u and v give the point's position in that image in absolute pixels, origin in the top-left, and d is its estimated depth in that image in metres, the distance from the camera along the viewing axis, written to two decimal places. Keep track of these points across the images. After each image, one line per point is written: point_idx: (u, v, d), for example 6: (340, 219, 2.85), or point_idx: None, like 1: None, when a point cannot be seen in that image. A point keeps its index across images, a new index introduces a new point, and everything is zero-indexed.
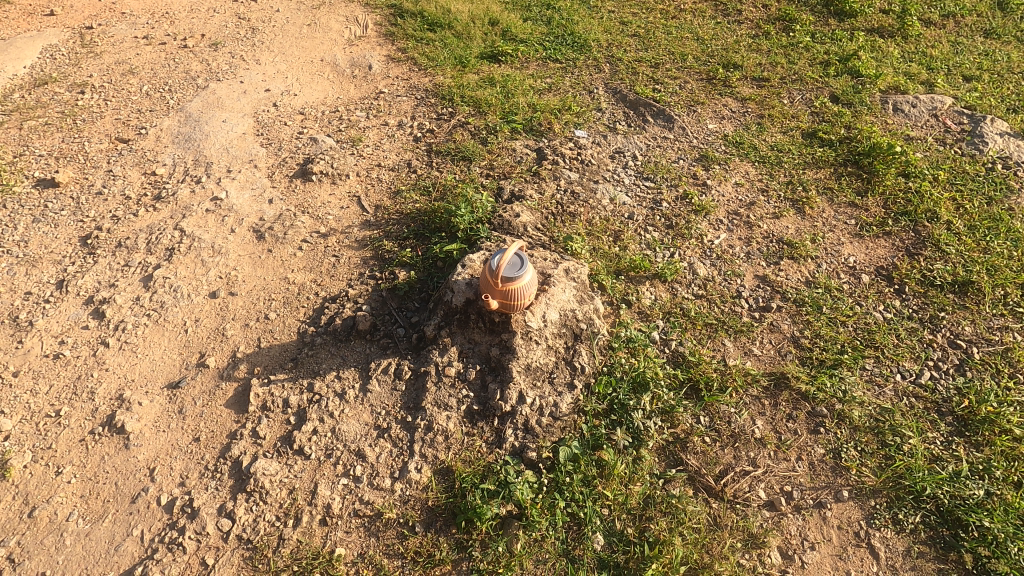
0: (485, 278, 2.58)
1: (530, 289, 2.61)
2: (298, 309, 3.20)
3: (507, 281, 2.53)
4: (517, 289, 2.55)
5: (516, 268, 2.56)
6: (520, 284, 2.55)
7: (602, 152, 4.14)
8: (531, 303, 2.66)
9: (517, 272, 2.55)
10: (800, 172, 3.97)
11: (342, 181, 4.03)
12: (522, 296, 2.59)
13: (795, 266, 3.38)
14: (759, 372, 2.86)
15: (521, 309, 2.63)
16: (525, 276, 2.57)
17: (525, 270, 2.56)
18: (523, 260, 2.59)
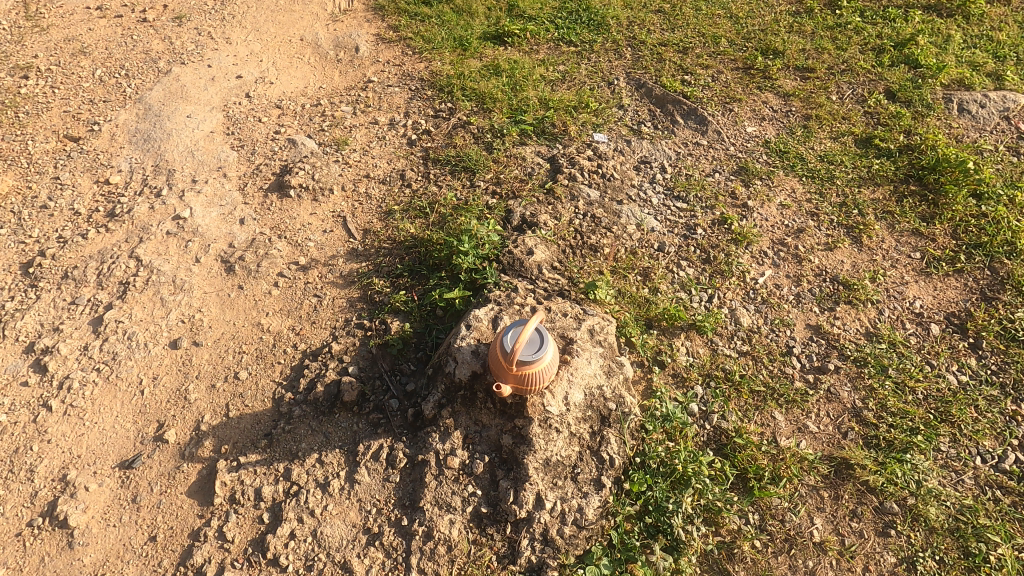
0: (496, 358, 2.12)
1: (552, 368, 2.16)
2: (273, 367, 2.72)
3: (522, 365, 2.06)
4: (537, 370, 2.09)
5: (536, 344, 2.11)
6: (541, 364, 2.09)
7: (625, 163, 3.58)
8: (551, 383, 2.20)
9: (537, 349, 2.10)
10: (855, 190, 3.43)
11: (324, 196, 3.47)
12: (543, 378, 2.13)
13: (853, 314, 2.90)
14: (817, 457, 2.43)
15: (539, 392, 2.17)
16: (547, 353, 2.12)
17: (546, 346, 2.11)
18: (543, 333, 2.14)
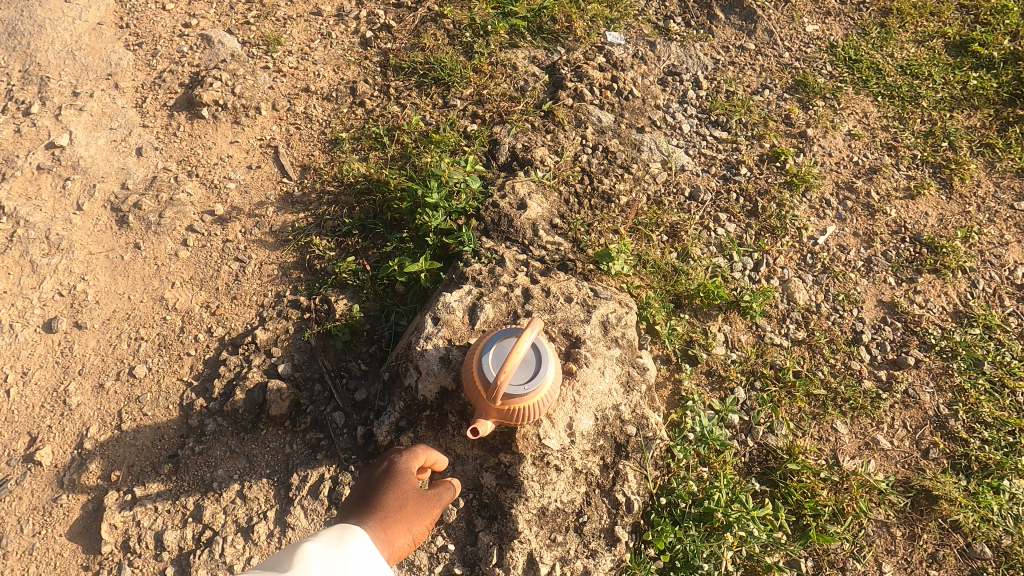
0: (473, 382, 1.50)
1: (553, 394, 1.56)
2: (181, 360, 2.05)
3: (508, 400, 1.47)
4: (531, 403, 1.50)
5: (530, 363, 1.51)
6: (535, 393, 1.49)
7: (648, 74, 2.72)
8: (550, 409, 1.61)
9: (530, 373, 1.50)
10: (944, 115, 2.63)
11: (249, 116, 2.60)
12: (540, 410, 1.53)
13: (938, 286, 2.24)
14: (890, 484, 1.88)
15: (533, 423, 1.58)
16: (546, 376, 1.52)
17: (544, 367, 1.50)
18: (540, 348, 1.53)
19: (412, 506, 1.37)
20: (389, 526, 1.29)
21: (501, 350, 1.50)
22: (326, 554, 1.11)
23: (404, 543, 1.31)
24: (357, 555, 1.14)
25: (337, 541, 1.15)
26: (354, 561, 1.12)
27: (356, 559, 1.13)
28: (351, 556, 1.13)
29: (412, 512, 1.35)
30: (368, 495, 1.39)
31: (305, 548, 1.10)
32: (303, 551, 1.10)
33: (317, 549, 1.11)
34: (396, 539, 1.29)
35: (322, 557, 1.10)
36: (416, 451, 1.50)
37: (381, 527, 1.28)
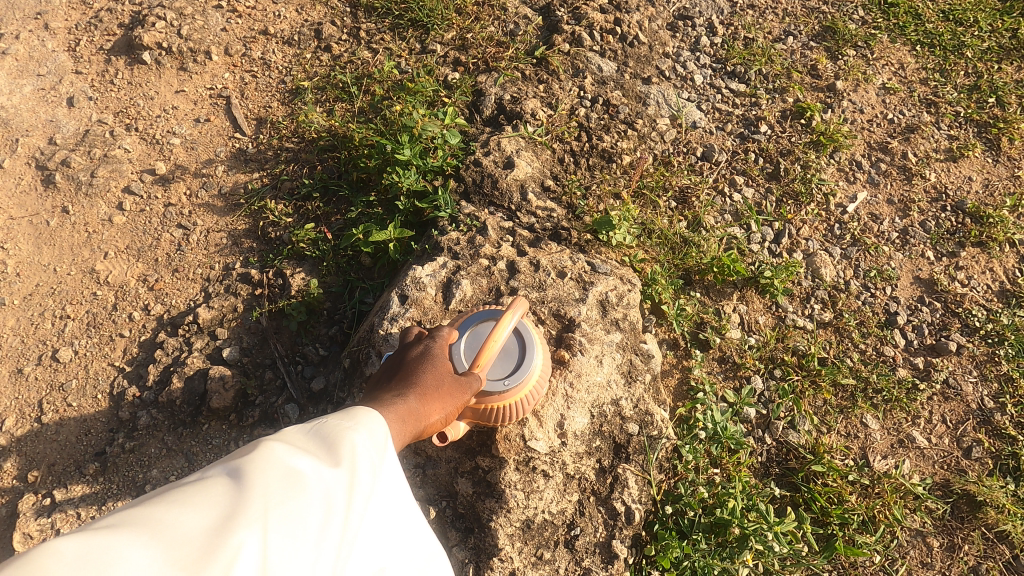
0: None
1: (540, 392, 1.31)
2: (112, 343, 1.77)
3: (485, 399, 1.21)
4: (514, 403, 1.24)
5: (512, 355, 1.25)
6: (518, 391, 1.24)
7: (656, 16, 2.37)
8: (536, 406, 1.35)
9: (513, 367, 1.24)
10: (991, 67, 2.32)
11: (198, 62, 2.26)
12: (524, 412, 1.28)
13: (983, 261, 1.97)
14: (927, 488, 1.64)
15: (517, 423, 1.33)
16: (531, 369, 1.26)
17: (529, 359, 1.25)
18: (524, 335, 1.27)
19: (448, 384, 1.12)
20: (426, 402, 1.06)
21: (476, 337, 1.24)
22: (371, 453, 0.90)
23: (440, 418, 1.09)
24: (393, 466, 0.95)
25: (377, 439, 0.93)
26: (387, 473, 0.93)
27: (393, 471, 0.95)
28: (391, 469, 0.94)
29: (449, 391, 1.11)
30: (396, 369, 1.15)
31: (354, 440, 0.89)
32: (348, 442, 0.88)
33: (362, 443, 0.90)
34: (429, 422, 1.06)
35: (365, 459, 0.89)
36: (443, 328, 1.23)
37: (415, 405, 1.04)
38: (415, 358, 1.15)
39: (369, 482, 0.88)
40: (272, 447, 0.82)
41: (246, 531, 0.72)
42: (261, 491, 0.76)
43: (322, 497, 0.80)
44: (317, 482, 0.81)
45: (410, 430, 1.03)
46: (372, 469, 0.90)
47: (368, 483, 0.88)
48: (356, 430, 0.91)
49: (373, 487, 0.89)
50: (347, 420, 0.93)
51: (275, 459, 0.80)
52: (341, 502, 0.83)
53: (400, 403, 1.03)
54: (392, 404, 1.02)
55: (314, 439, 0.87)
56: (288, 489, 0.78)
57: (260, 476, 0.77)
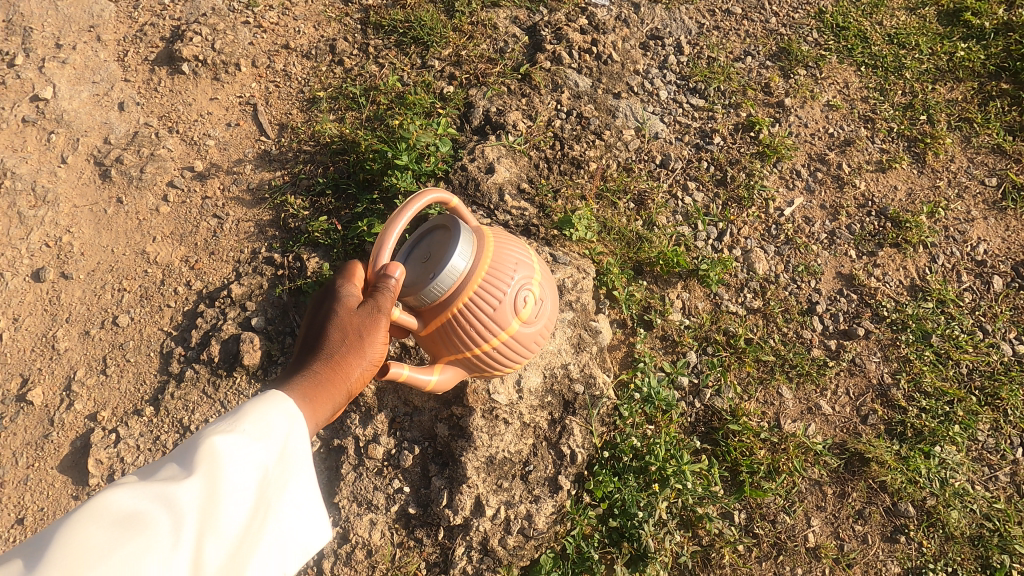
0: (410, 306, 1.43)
1: (511, 285, 1.45)
2: (162, 312, 2.16)
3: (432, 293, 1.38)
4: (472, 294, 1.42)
5: (443, 247, 1.40)
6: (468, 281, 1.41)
7: (629, 38, 2.68)
8: (519, 279, 1.47)
9: (441, 259, 1.38)
10: (926, 87, 2.60)
11: (229, 73, 2.62)
12: (499, 313, 1.45)
13: (898, 260, 2.28)
14: (826, 446, 1.99)
15: (510, 308, 1.46)
16: (470, 258, 1.41)
17: (456, 245, 1.37)
18: (443, 230, 1.43)
19: (355, 330, 1.27)
20: (334, 370, 1.23)
21: (410, 249, 1.44)
22: (247, 447, 1.00)
23: (364, 367, 1.27)
24: (288, 441, 1.07)
25: (260, 429, 1.04)
26: (271, 460, 1.03)
27: (289, 445, 1.07)
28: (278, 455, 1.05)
29: (354, 328, 1.26)
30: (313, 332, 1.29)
31: (216, 447, 0.97)
32: (205, 456, 0.96)
33: (223, 449, 0.98)
34: (348, 368, 1.25)
35: (228, 462, 0.97)
36: (347, 270, 1.35)
37: (325, 369, 1.22)
38: (319, 312, 1.30)
39: (251, 475, 0.99)
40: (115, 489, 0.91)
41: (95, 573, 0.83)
42: (88, 540, 0.84)
43: (176, 515, 0.90)
44: (173, 500, 0.91)
45: (332, 391, 1.21)
46: (258, 460, 1.01)
47: (254, 474, 1.00)
48: (222, 435, 0.99)
49: (267, 471, 1.02)
50: (216, 428, 1.01)
51: (110, 507, 0.88)
52: (216, 506, 0.94)
53: (313, 368, 1.22)
54: (302, 379, 1.20)
55: (176, 460, 0.97)
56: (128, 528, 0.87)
57: (99, 522, 0.86)
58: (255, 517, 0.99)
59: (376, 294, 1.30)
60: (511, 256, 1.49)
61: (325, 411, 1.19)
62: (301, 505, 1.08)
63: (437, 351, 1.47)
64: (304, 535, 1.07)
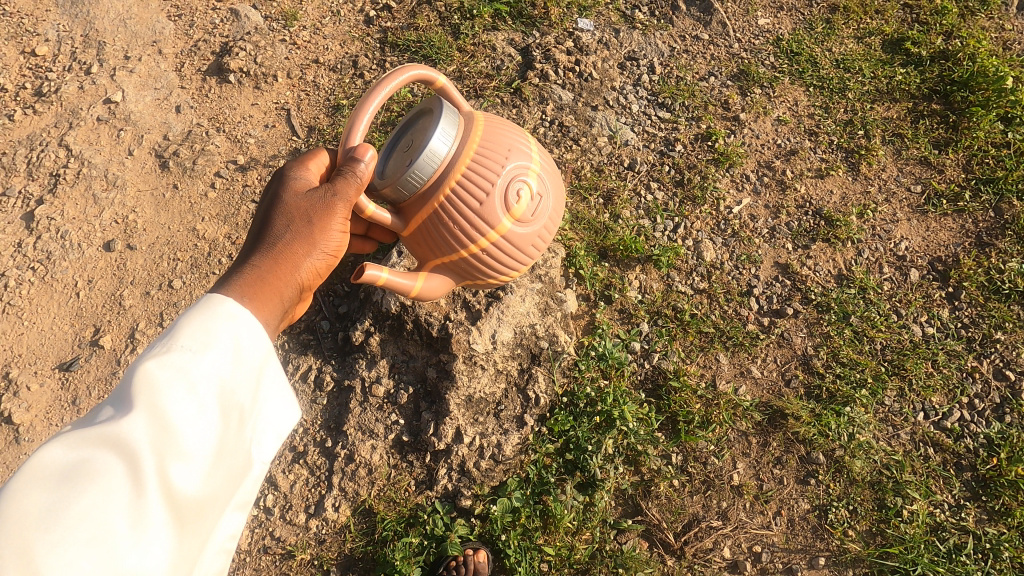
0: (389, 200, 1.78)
1: (497, 184, 1.78)
2: (208, 277, 2.63)
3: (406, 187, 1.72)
4: (465, 164, 1.76)
5: (418, 140, 1.73)
6: (457, 153, 1.76)
7: (609, 58, 3.11)
8: (505, 179, 1.79)
9: (411, 160, 1.71)
10: (866, 105, 2.99)
11: (268, 83, 3.10)
12: (485, 209, 1.79)
13: (828, 253, 2.67)
14: (753, 403, 2.38)
15: (498, 202, 1.80)
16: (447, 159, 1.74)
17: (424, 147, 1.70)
18: (415, 137, 1.75)
19: (305, 215, 1.51)
20: (276, 262, 1.42)
21: (389, 153, 1.78)
22: (187, 364, 1.09)
23: (309, 258, 1.48)
24: (236, 344, 1.16)
25: (201, 342, 1.12)
26: (223, 372, 1.13)
27: (237, 349, 1.16)
28: (227, 368, 1.14)
29: (306, 215, 1.50)
30: (262, 221, 1.52)
31: (159, 371, 1.06)
32: (145, 386, 1.05)
33: (162, 377, 1.06)
34: (294, 256, 1.45)
35: (171, 386, 1.06)
36: (314, 154, 1.68)
37: (271, 255, 1.43)
38: (269, 207, 1.53)
39: (202, 390, 1.09)
40: (53, 444, 1.02)
41: (57, 527, 0.94)
42: (44, 496, 0.96)
43: (128, 448, 1.01)
44: (124, 435, 1.01)
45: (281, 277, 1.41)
46: (208, 372, 1.11)
47: (206, 385, 1.10)
48: (153, 360, 1.07)
49: (221, 380, 1.12)
50: (153, 355, 1.09)
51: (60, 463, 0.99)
52: (168, 428, 1.05)
53: (265, 248, 1.44)
54: (250, 269, 1.39)
55: (115, 396, 1.06)
56: (84, 478, 0.99)
57: (46, 478, 0.98)
58: (221, 422, 1.12)
59: (330, 188, 1.55)
60: (499, 157, 1.80)
61: (277, 303, 1.36)
62: (269, 393, 1.23)
63: (435, 248, 1.86)
64: (276, 424, 1.24)
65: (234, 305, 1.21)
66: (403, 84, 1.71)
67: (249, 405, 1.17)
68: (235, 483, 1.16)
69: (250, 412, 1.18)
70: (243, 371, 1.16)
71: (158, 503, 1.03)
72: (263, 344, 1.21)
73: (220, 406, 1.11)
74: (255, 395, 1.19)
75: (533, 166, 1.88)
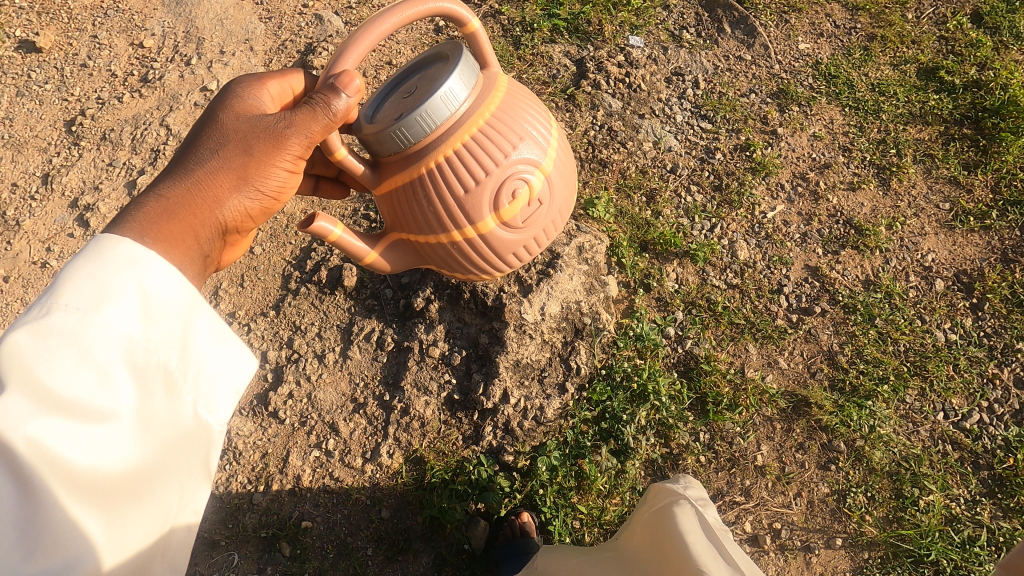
0: (370, 144, 1.82)
1: (486, 175, 1.85)
2: (285, 246, 2.93)
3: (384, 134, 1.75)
4: (471, 131, 1.81)
5: (422, 92, 1.76)
6: (469, 111, 1.80)
7: (656, 73, 3.36)
8: (498, 176, 1.86)
9: (401, 111, 1.75)
10: (899, 127, 3.17)
11: None
12: (470, 196, 1.86)
13: (856, 260, 2.83)
14: (779, 391, 2.54)
15: (483, 196, 1.87)
16: (440, 127, 1.77)
17: (418, 104, 1.72)
18: (421, 92, 1.77)
19: (242, 140, 1.58)
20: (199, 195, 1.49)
21: (393, 100, 1.83)
22: (77, 326, 1.00)
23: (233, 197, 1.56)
24: (142, 295, 1.08)
25: (94, 299, 1.03)
26: (126, 331, 1.05)
27: (144, 301, 1.08)
28: (130, 328, 1.05)
29: (244, 142, 1.58)
30: (193, 140, 1.59)
31: (37, 339, 0.98)
32: (19, 362, 0.96)
33: (34, 348, 0.98)
34: (221, 197, 1.53)
35: (52, 355, 0.98)
36: (285, 73, 1.80)
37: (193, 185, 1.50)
38: (206, 125, 1.61)
39: (102, 351, 1.02)
40: None
41: None
42: None
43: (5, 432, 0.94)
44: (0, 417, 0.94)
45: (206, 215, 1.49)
46: (107, 334, 1.02)
47: (104, 349, 1.02)
48: (28, 328, 0.98)
49: (127, 338, 1.05)
50: (24, 318, 1.00)
51: None
52: (59, 403, 0.98)
53: (188, 170, 1.52)
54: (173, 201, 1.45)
55: None
56: None
57: None
58: (138, 387, 1.06)
59: (281, 118, 1.61)
60: (497, 149, 1.84)
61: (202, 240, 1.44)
62: (201, 343, 1.17)
63: (409, 220, 1.93)
64: (218, 374, 1.18)
65: (131, 249, 1.11)
66: (418, 15, 1.72)
67: (172, 362, 1.11)
68: (178, 442, 1.13)
69: (178, 367, 1.12)
70: (157, 326, 1.09)
71: (67, 482, 0.98)
72: (179, 289, 1.14)
73: (131, 368, 1.05)
74: (182, 349, 1.13)
75: (543, 164, 1.96)
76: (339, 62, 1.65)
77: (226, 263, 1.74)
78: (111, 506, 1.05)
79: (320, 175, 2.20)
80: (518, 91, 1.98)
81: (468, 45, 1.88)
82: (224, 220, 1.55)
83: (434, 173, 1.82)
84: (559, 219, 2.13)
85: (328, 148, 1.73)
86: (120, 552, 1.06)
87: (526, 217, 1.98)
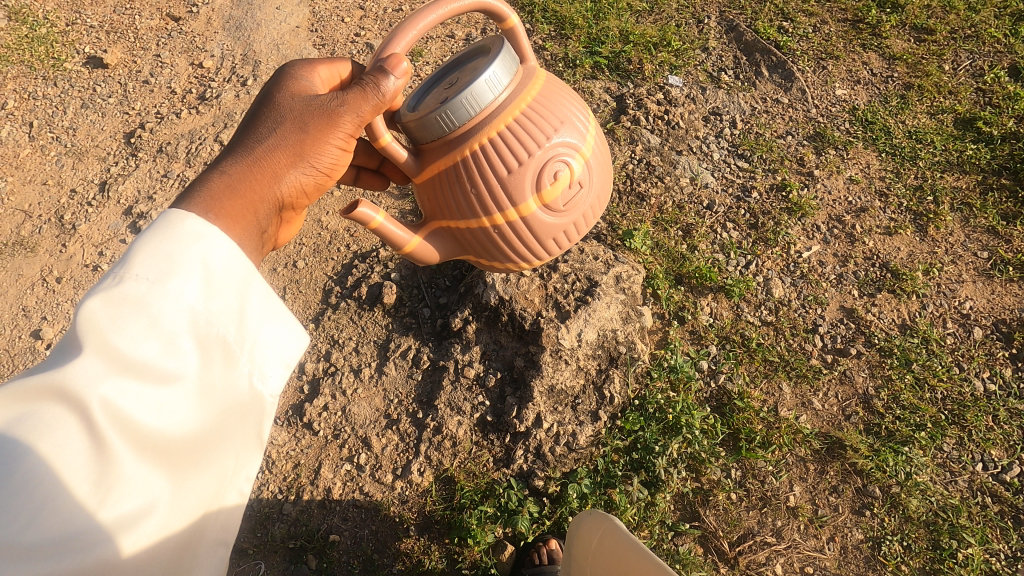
0: (414, 133, 1.82)
1: (530, 156, 1.82)
2: (327, 262, 3.01)
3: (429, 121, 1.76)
4: (514, 115, 1.80)
5: (464, 82, 1.77)
6: (509, 98, 1.80)
7: (694, 112, 3.44)
8: (541, 156, 1.84)
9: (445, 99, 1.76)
10: (936, 174, 3.20)
11: None
12: (514, 177, 1.84)
13: (892, 303, 2.83)
14: (813, 432, 2.52)
15: (526, 175, 1.85)
16: (484, 111, 1.78)
17: (463, 91, 1.73)
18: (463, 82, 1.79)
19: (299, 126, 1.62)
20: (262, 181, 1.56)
21: (435, 93, 1.84)
22: (146, 294, 1.06)
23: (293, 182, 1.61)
24: (205, 269, 1.13)
25: (161, 272, 1.08)
26: (190, 303, 1.09)
27: (207, 275, 1.13)
28: (194, 300, 1.10)
29: (298, 120, 1.61)
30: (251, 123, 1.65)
31: (113, 306, 1.05)
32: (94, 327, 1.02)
33: (108, 316, 1.04)
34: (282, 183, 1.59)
35: (126, 321, 1.04)
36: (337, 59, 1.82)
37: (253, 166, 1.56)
38: (266, 107, 1.66)
39: (168, 321, 1.07)
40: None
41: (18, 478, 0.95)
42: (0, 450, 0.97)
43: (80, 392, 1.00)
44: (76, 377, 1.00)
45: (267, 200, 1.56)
46: (172, 306, 1.08)
47: (171, 318, 1.07)
48: (103, 295, 1.04)
49: (191, 309, 1.10)
50: (101, 286, 1.06)
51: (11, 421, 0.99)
52: (129, 366, 1.03)
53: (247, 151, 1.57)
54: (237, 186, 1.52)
55: (69, 338, 1.05)
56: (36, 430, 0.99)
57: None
58: (200, 356, 1.11)
59: (333, 97, 1.62)
60: (541, 131, 1.83)
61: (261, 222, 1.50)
62: (258, 317, 1.21)
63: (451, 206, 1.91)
64: (272, 348, 1.23)
65: (196, 224, 1.16)
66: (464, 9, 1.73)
67: (231, 334, 1.15)
68: (233, 410, 1.18)
69: (236, 339, 1.17)
70: (218, 300, 1.14)
71: (134, 442, 1.04)
72: (238, 264, 1.18)
73: (195, 337, 1.10)
74: (240, 322, 1.17)
75: (584, 150, 1.94)
76: (389, 47, 1.64)
77: (281, 241, 1.78)
78: (174, 466, 1.10)
79: (361, 166, 2.24)
80: (558, 81, 1.99)
81: (508, 40, 1.91)
82: (282, 195, 1.59)
83: (477, 157, 1.81)
84: (598, 207, 2.09)
85: (373, 133, 1.72)
86: (184, 509, 1.12)
87: (568, 201, 1.94)
